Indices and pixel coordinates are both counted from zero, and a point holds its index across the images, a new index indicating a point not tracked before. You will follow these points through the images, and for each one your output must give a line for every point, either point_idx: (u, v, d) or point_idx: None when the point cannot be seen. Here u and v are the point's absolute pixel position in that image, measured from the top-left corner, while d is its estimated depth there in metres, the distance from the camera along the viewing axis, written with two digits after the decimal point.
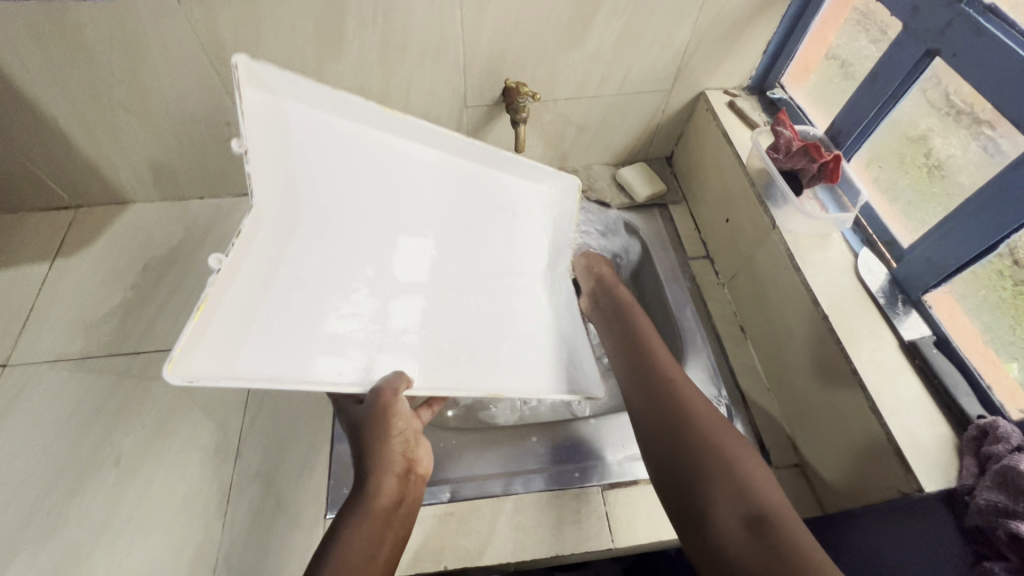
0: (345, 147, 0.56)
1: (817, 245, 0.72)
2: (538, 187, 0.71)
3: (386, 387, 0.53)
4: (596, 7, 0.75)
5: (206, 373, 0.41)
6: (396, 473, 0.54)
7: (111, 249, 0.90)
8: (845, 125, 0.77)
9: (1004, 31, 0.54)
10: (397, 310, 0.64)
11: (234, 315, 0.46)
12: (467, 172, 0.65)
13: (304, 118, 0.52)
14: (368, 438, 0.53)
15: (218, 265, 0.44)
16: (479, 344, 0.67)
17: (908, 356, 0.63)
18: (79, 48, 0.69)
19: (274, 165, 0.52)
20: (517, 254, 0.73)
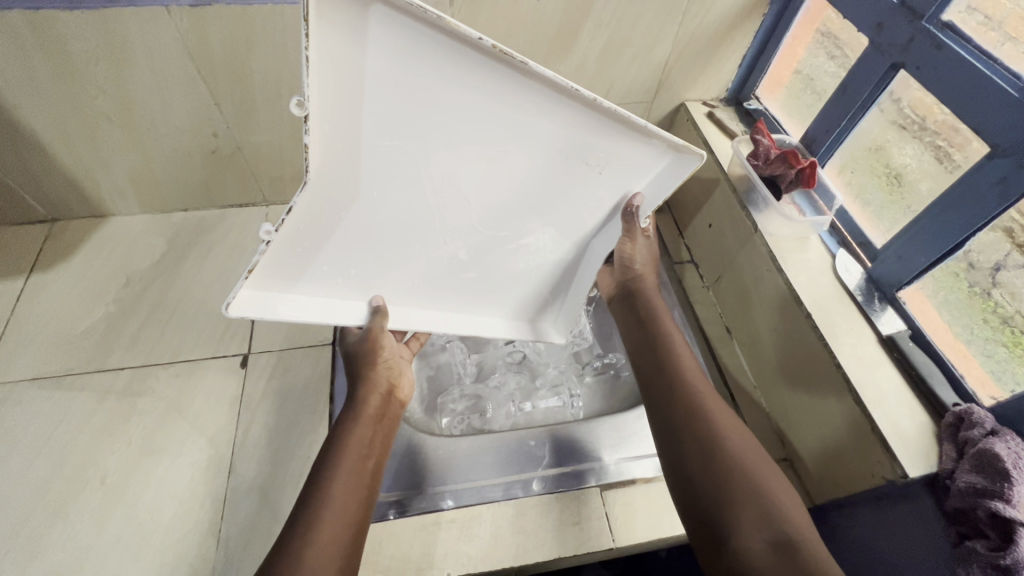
0: (428, 93, 0.47)
1: (797, 247, 0.76)
2: (653, 148, 0.55)
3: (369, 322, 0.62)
4: (582, 20, 0.77)
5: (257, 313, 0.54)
6: (380, 392, 0.64)
7: (90, 263, 0.87)
8: (818, 134, 0.81)
9: (962, 45, 0.58)
10: (450, 248, 0.63)
11: (286, 256, 0.54)
12: (571, 131, 0.53)
13: (382, 57, 0.44)
14: (360, 365, 0.65)
15: (268, 236, 0.50)
16: (505, 279, 0.69)
17: (886, 350, 0.67)
18: (62, 56, 0.67)
19: (352, 112, 0.47)
20: (597, 211, 0.63)
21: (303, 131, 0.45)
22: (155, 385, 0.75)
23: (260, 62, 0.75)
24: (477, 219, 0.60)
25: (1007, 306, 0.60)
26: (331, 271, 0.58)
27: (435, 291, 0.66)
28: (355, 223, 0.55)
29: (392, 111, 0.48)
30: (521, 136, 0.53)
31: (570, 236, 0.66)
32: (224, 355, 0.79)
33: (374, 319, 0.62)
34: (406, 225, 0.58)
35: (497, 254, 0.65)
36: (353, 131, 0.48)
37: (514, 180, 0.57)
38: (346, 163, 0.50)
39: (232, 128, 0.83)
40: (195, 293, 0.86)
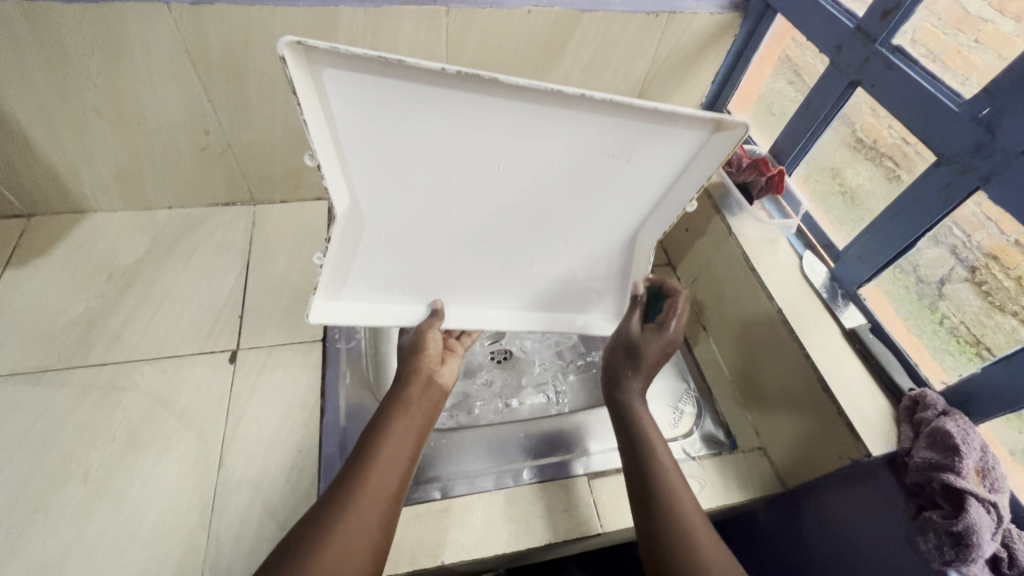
0: (424, 111, 0.53)
1: (767, 249, 0.81)
2: (679, 129, 0.56)
3: (424, 320, 0.70)
4: (569, 34, 0.82)
5: (330, 316, 0.64)
6: (419, 382, 0.66)
7: (70, 258, 0.85)
8: (786, 144, 0.87)
9: (909, 66, 0.65)
10: (482, 243, 0.68)
11: (340, 266, 0.63)
12: (590, 127, 0.56)
13: (371, 92, 0.50)
14: (408, 355, 0.68)
15: (320, 260, 0.58)
16: (550, 279, 0.73)
17: (849, 341, 0.72)
18: (56, 49, 0.68)
19: (360, 136, 0.54)
20: (638, 198, 0.65)
21: (324, 176, 0.54)
22: (140, 381, 0.74)
23: (256, 63, 0.76)
24: (509, 220, 0.65)
25: (952, 316, 0.67)
26: (376, 270, 0.67)
27: (478, 288, 0.72)
28: (387, 224, 0.63)
29: (396, 129, 0.54)
30: (545, 133, 0.56)
31: (617, 223, 0.68)
32: (211, 350, 0.79)
33: (431, 319, 0.69)
34: (434, 216, 0.64)
35: (537, 254, 0.70)
36: (370, 154, 0.56)
37: (552, 176, 0.61)
38: (366, 187, 0.59)
39: (225, 126, 0.83)
40: (180, 289, 0.85)
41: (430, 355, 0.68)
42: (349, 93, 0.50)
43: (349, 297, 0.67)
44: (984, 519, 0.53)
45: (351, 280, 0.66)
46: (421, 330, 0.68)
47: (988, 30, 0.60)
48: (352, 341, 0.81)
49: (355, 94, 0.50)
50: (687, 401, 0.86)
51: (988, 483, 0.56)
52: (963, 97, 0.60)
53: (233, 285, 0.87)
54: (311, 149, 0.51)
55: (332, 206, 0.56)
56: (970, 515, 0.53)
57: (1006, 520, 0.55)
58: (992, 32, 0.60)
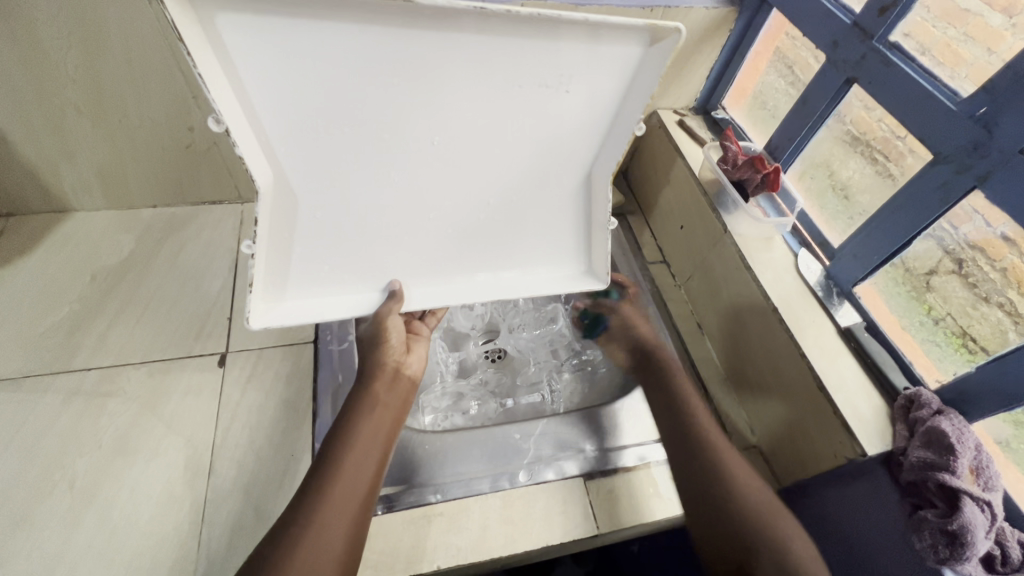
0: (348, 65, 0.51)
1: (763, 247, 0.81)
2: (615, 42, 0.55)
3: (383, 304, 0.65)
4: None
5: (270, 321, 0.59)
6: (385, 378, 0.68)
7: (52, 259, 0.83)
8: (780, 142, 0.85)
9: (907, 63, 0.65)
10: (434, 210, 0.65)
11: (273, 261, 0.59)
12: (524, 48, 0.54)
13: (284, 45, 0.48)
14: (371, 349, 0.69)
15: (250, 251, 0.55)
16: (507, 235, 0.70)
17: (845, 340, 0.72)
18: (31, 43, 0.65)
19: (282, 101, 0.52)
20: (588, 131, 0.63)
21: (236, 146, 0.50)
22: (126, 386, 0.72)
23: None
24: (458, 173, 0.63)
25: (939, 307, 0.68)
26: (315, 261, 0.63)
27: (429, 263, 0.68)
28: (333, 209, 0.61)
29: (323, 90, 0.52)
30: (484, 63, 0.55)
31: (570, 162, 0.66)
32: (199, 353, 0.77)
33: (390, 303, 0.65)
34: (375, 183, 0.61)
35: (489, 210, 0.67)
36: (298, 123, 0.54)
37: (491, 112, 0.59)
38: (297, 163, 0.56)
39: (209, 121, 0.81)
40: (167, 291, 0.83)
41: (393, 344, 0.69)
42: (253, 49, 0.48)
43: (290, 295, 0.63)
44: (979, 518, 0.53)
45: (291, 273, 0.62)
46: (381, 317, 0.65)
47: (977, 23, 0.61)
48: (344, 343, 0.79)
49: (262, 49, 0.48)
50: None
51: (982, 482, 0.57)
52: (960, 96, 0.60)
53: (221, 287, 0.85)
54: (215, 113, 0.48)
55: (256, 184, 0.53)
56: (964, 514, 0.53)
57: (1000, 518, 0.55)
58: (981, 26, 0.61)
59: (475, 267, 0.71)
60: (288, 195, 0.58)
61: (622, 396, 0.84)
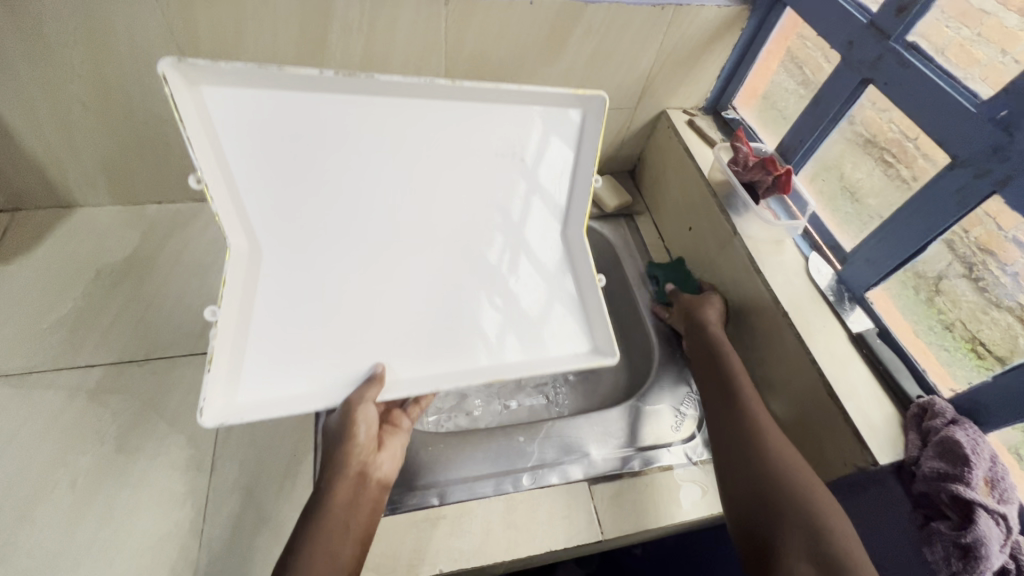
0: (322, 132, 0.56)
1: (773, 250, 0.80)
2: (547, 108, 0.63)
3: (358, 388, 0.56)
4: (572, 26, 0.80)
5: (226, 416, 0.50)
6: (350, 478, 0.59)
7: (57, 255, 0.83)
8: (792, 143, 0.84)
9: (926, 64, 0.63)
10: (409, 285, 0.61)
11: (231, 345, 0.53)
12: (480, 116, 0.62)
13: (263, 110, 0.53)
14: (336, 447, 0.60)
15: (213, 316, 0.51)
16: (499, 310, 0.63)
17: (857, 346, 0.71)
18: (37, 37, 0.65)
19: (258, 167, 0.54)
20: (551, 192, 0.67)
21: (212, 200, 0.51)
22: (129, 383, 0.72)
23: (249, 55, 0.73)
24: (429, 244, 0.63)
25: (948, 313, 0.66)
26: (278, 350, 0.55)
27: (410, 349, 0.60)
28: (300, 285, 0.57)
29: (298, 154, 0.55)
30: (445, 131, 0.61)
31: (541, 226, 0.67)
32: (203, 351, 0.77)
33: (363, 389, 0.55)
34: (346, 257, 0.59)
35: (471, 283, 0.63)
36: (271, 190, 0.55)
37: (457, 179, 0.63)
38: (267, 233, 0.56)
39: None
40: (171, 288, 0.82)
41: (360, 440, 0.59)
42: (236, 111, 0.52)
43: (245, 391, 0.53)
44: (993, 532, 0.53)
45: (245, 365, 0.53)
46: (349, 403, 0.55)
47: (992, 23, 0.60)
48: None
49: (244, 113, 0.52)
50: (689, 404, 0.82)
51: (997, 494, 0.56)
52: (980, 98, 0.58)
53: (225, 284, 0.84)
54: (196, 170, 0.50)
55: (227, 242, 0.53)
56: (979, 528, 0.52)
57: (1015, 532, 0.54)
58: (995, 27, 0.60)
59: (464, 358, 0.60)
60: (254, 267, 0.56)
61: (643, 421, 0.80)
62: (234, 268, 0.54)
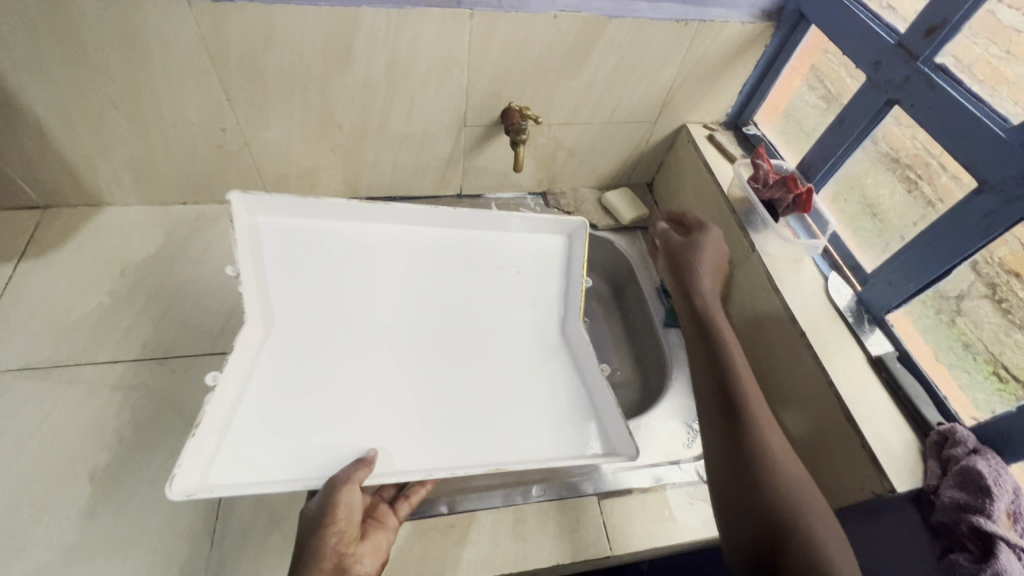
0: (342, 251, 0.68)
1: (792, 269, 0.79)
2: (537, 238, 0.75)
3: (344, 469, 0.55)
4: (595, 39, 0.80)
5: (196, 488, 0.51)
6: (325, 574, 0.52)
7: (84, 251, 0.85)
8: (815, 161, 0.82)
9: (954, 86, 0.62)
10: (399, 386, 0.66)
11: (227, 427, 0.57)
12: (478, 239, 0.73)
13: (296, 234, 0.66)
14: (308, 541, 0.53)
15: (214, 382, 0.57)
16: (484, 409, 0.65)
17: (876, 370, 0.69)
18: (75, 42, 0.67)
19: (283, 275, 0.66)
20: (537, 304, 0.74)
21: (240, 287, 0.61)
22: (149, 380, 0.74)
23: (276, 63, 0.75)
24: (422, 347, 0.69)
25: (971, 334, 0.65)
26: (267, 440, 0.58)
27: (399, 445, 0.61)
28: (299, 384, 0.63)
29: (315, 268, 0.67)
30: (444, 251, 0.71)
31: (530, 332, 0.74)
32: (221, 350, 0.78)
33: (349, 471, 0.54)
34: (346, 360, 0.66)
35: (459, 381, 0.67)
36: (290, 295, 0.66)
37: (452, 286, 0.71)
38: (279, 335, 0.65)
39: (241, 123, 0.82)
40: (192, 287, 0.84)
41: (340, 528, 0.53)
42: (277, 233, 0.65)
43: (221, 472, 0.54)
44: (1016, 566, 0.52)
45: (228, 443, 0.56)
46: (333, 485, 0.53)
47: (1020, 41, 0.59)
48: None
49: (282, 232, 0.65)
50: None
51: (1019, 528, 0.55)
52: (1011, 123, 0.57)
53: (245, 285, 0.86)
54: (234, 263, 0.61)
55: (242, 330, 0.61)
56: (1001, 561, 0.52)
57: None
58: None
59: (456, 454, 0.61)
60: (258, 362, 0.63)
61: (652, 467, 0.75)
62: (241, 351, 0.61)
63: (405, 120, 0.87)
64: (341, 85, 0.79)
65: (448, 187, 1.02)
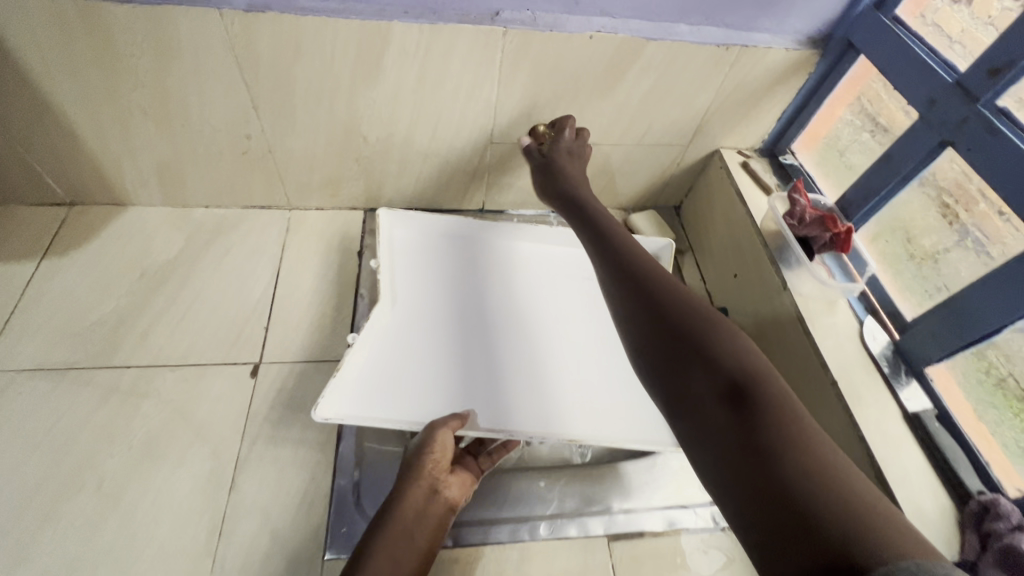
0: (450, 257, 0.92)
1: (825, 311, 0.75)
2: None
3: (441, 419, 0.68)
4: (630, 62, 0.77)
5: (334, 414, 0.68)
6: (422, 493, 0.63)
7: (105, 252, 0.85)
8: (855, 199, 0.78)
9: (1016, 133, 0.58)
10: (492, 355, 0.83)
11: (361, 372, 0.75)
12: (556, 253, 0.97)
13: (416, 241, 0.92)
14: (409, 465, 0.65)
15: (352, 340, 0.77)
16: (558, 380, 0.82)
17: (912, 428, 0.65)
18: (106, 47, 0.67)
19: (407, 268, 0.89)
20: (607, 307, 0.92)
21: (377, 269, 0.85)
22: (161, 387, 0.73)
23: (304, 74, 0.73)
24: (513, 329, 0.87)
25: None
26: (389, 387, 0.75)
27: (489, 401, 0.78)
28: (417, 346, 0.81)
29: (430, 267, 0.90)
30: (529, 261, 0.95)
31: (602, 326, 0.90)
32: (233, 361, 0.77)
33: (449, 420, 0.68)
34: (454, 333, 0.84)
35: (540, 356, 0.84)
36: (412, 283, 0.87)
37: (533, 284, 0.93)
38: (404, 312, 0.84)
39: (267, 132, 0.81)
40: (209, 294, 0.84)
41: (434, 461, 0.64)
42: (405, 239, 0.92)
43: (350, 405, 0.71)
44: None
45: (359, 383, 0.74)
46: (432, 426, 0.66)
47: None
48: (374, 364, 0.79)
49: (408, 237, 0.92)
50: None
51: None
52: None
53: (262, 294, 0.85)
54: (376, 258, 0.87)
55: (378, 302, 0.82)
56: None
57: None
58: None
59: (531, 421, 0.76)
60: (387, 328, 0.81)
61: (668, 507, 0.73)
62: (378, 316, 0.82)
63: (431, 135, 0.85)
64: (368, 97, 0.78)
65: (470, 201, 1.01)
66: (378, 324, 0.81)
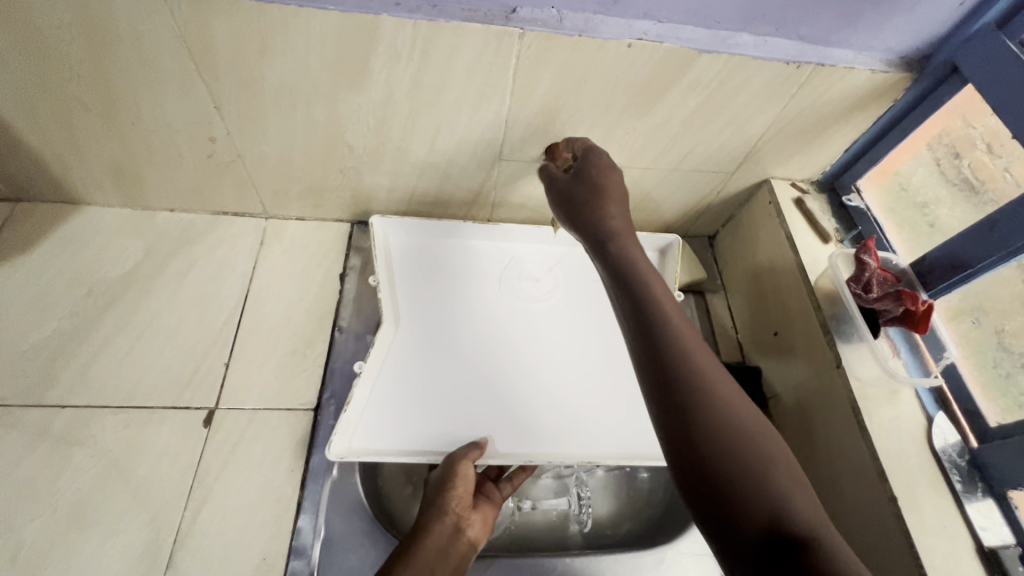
0: (459, 259, 0.80)
1: (887, 401, 0.62)
2: None
3: (461, 449, 0.63)
4: (675, 77, 0.63)
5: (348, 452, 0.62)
6: (447, 526, 0.56)
7: (52, 262, 0.75)
8: (939, 265, 0.64)
9: None
10: (513, 370, 0.73)
11: (373, 397, 0.67)
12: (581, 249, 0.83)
13: (420, 245, 0.80)
14: (431, 497, 0.59)
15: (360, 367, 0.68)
16: (589, 395, 0.72)
17: (987, 568, 0.54)
18: (27, 29, 0.54)
19: (409, 275, 0.77)
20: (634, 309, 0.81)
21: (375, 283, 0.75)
22: (99, 435, 0.64)
23: (274, 73, 0.60)
24: (532, 342, 0.76)
25: None
26: (402, 410, 0.67)
27: (513, 420, 0.69)
28: (427, 363, 0.71)
29: (435, 274, 0.78)
30: (551, 259, 0.83)
31: None
32: (186, 405, 0.67)
33: (470, 448, 0.62)
34: (462, 351, 0.73)
35: (564, 369, 0.74)
36: (416, 293, 0.76)
37: (556, 286, 0.81)
38: (409, 324, 0.74)
39: (234, 135, 0.68)
40: (167, 319, 0.73)
41: (458, 492, 0.58)
42: (404, 243, 0.80)
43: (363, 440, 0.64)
44: None
45: (370, 413, 0.66)
46: (452, 457, 0.61)
47: None
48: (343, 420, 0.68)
49: (408, 239, 0.80)
50: None
51: None
52: None
53: (225, 322, 0.74)
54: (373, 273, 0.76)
55: (382, 316, 0.72)
56: None
57: None
58: None
59: (559, 443, 0.68)
60: (394, 343, 0.72)
61: None
62: (383, 335, 0.71)
63: (428, 147, 0.72)
64: (353, 103, 0.64)
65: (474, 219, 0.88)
66: (384, 343, 0.71)
